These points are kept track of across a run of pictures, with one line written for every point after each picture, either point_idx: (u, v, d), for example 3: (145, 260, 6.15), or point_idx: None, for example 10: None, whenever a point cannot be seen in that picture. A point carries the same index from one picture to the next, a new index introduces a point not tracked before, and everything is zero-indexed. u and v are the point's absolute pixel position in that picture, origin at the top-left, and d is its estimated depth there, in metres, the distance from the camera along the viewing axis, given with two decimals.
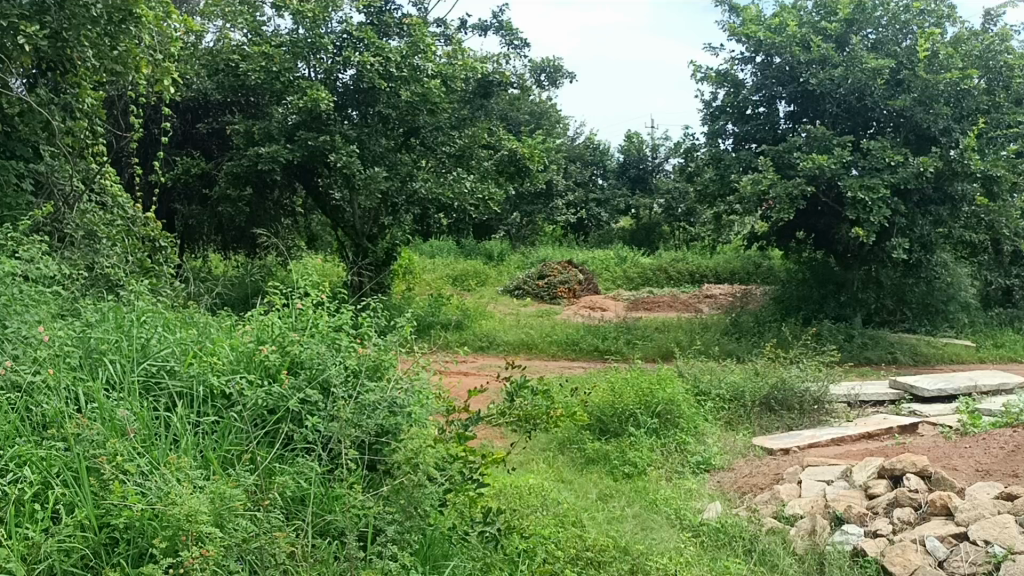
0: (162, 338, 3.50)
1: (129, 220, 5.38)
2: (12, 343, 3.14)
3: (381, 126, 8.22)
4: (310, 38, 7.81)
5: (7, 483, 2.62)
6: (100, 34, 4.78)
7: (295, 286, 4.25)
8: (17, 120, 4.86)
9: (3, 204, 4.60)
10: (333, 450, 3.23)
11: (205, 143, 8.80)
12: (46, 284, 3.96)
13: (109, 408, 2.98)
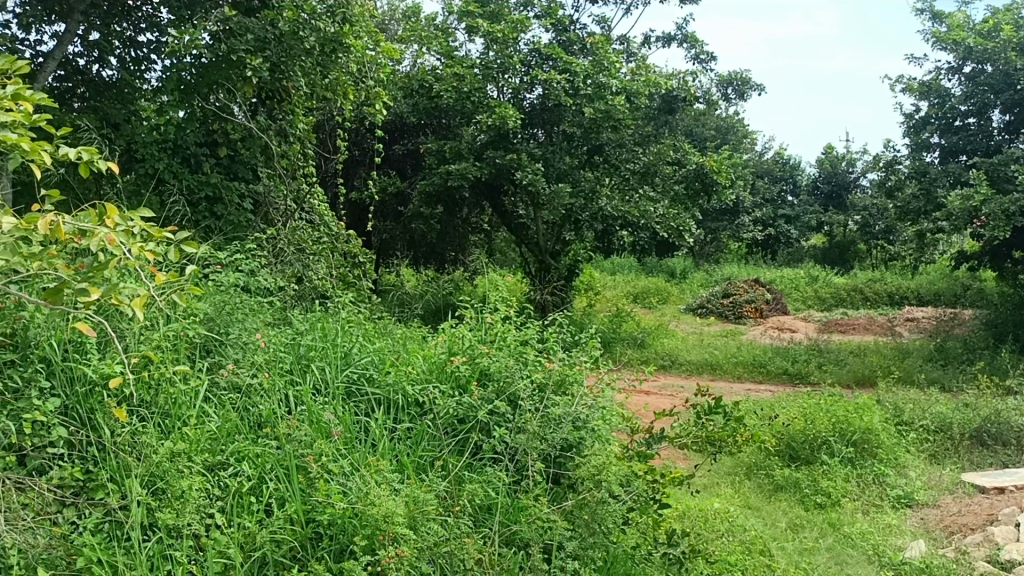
0: (363, 348, 3.72)
1: (334, 237, 5.75)
2: (234, 347, 3.43)
3: (565, 144, 8.41)
4: (500, 59, 8.04)
5: (228, 475, 2.86)
6: (314, 64, 5.10)
7: (485, 300, 4.39)
8: (239, 146, 5.30)
9: (225, 222, 5.04)
10: (520, 462, 3.30)
11: (401, 163, 9.27)
12: (262, 295, 4.31)
13: (316, 411, 3.19)
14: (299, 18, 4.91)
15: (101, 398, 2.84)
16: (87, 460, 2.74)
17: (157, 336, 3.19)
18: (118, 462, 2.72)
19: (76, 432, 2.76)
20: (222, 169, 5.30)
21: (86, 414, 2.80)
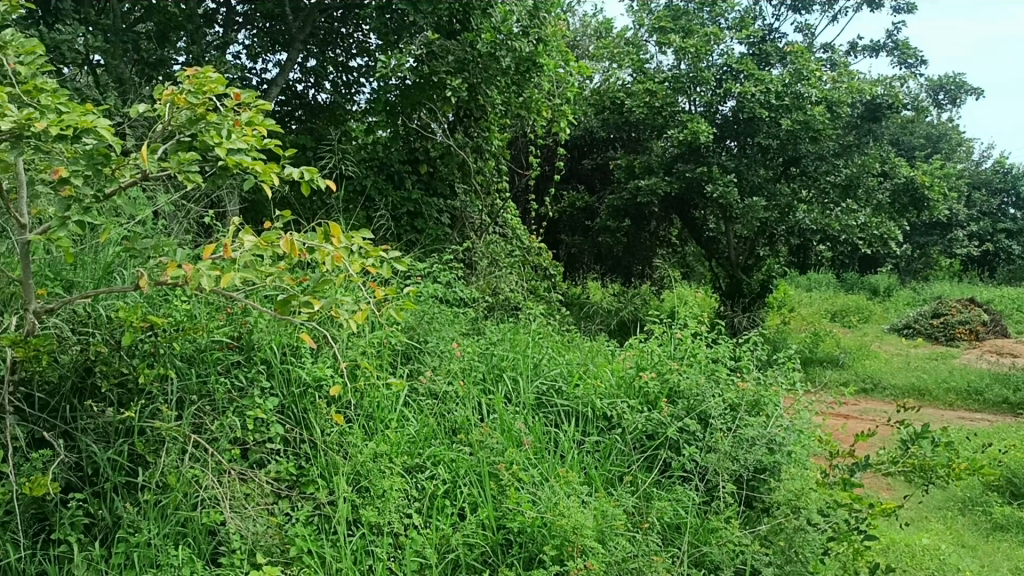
0: (552, 360, 3.79)
1: (525, 250, 5.87)
2: (431, 355, 3.59)
3: (760, 156, 8.04)
4: (691, 72, 7.93)
5: (425, 478, 2.98)
6: (510, 83, 5.30)
7: (676, 315, 4.33)
8: (439, 162, 5.57)
9: (425, 235, 5.31)
10: (710, 482, 3.21)
11: (590, 178, 9.34)
12: (458, 306, 4.48)
13: (507, 420, 3.28)
14: (496, 40, 5.09)
15: (313, 399, 3.07)
16: (301, 456, 2.94)
17: (363, 342, 3.40)
18: (327, 460, 2.90)
19: (292, 430, 2.99)
20: (423, 185, 5.58)
21: (300, 414, 3.03)
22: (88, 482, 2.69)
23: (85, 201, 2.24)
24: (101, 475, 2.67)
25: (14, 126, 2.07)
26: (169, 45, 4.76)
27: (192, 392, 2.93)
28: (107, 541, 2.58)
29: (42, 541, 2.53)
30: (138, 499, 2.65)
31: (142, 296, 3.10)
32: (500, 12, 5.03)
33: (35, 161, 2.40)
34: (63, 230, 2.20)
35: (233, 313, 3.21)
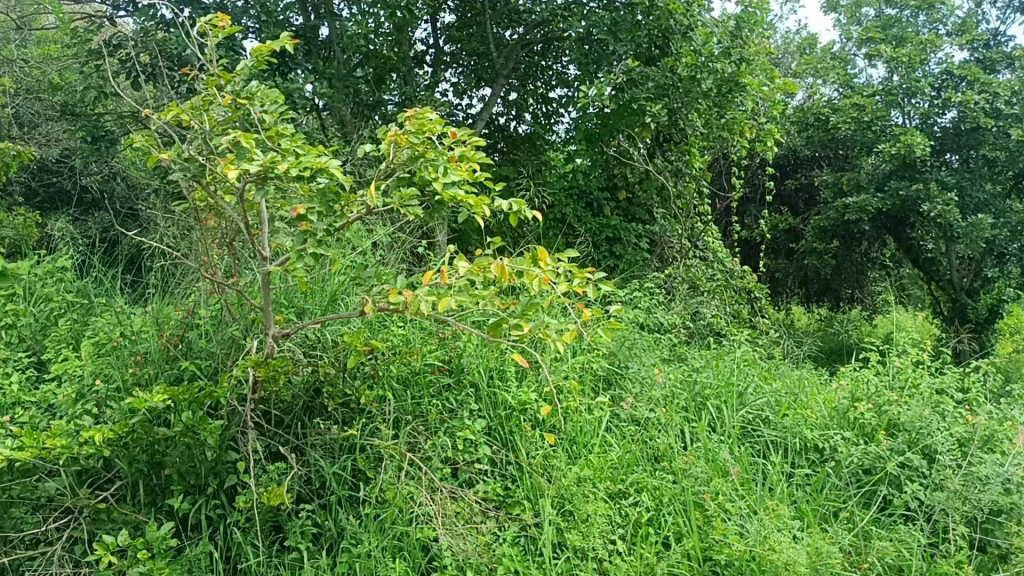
0: (758, 388, 3.70)
1: (727, 274, 5.71)
2: (634, 381, 3.61)
3: (986, 170, 7.36)
4: (905, 83, 7.44)
5: (629, 504, 2.97)
6: (711, 105, 5.25)
7: (894, 342, 4.07)
8: (637, 188, 5.60)
9: (624, 260, 5.34)
10: (938, 523, 2.97)
11: (793, 199, 9.01)
12: (658, 332, 4.44)
13: (712, 449, 3.22)
14: (697, 62, 5.02)
15: (518, 422, 3.18)
16: (508, 477, 3.03)
17: (565, 367, 3.49)
18: (532, 482, 2.96)
19: (498, 451, 3.09)
20: (621, 211, 5.65)
21: (506, 436, 3.14)
22: (315, 495, 2.88)
23: (319, 235, 2.43)
24: (327, 488, 2.88)
25: (260, 168, 2.30)
26: (384, 87, 5.14)
27: (407, 412, 3.11)
28: (333, 551, 2.75)
29: (277, 547, 2.74)
30: (360, 512, 2.81)
31: (363, 322, 3.35)
32: (701, 33, 5.03)
33: (276, 200, 2.65)
34: (300, 261, 2.40)
35: (444, 337, 3.42)
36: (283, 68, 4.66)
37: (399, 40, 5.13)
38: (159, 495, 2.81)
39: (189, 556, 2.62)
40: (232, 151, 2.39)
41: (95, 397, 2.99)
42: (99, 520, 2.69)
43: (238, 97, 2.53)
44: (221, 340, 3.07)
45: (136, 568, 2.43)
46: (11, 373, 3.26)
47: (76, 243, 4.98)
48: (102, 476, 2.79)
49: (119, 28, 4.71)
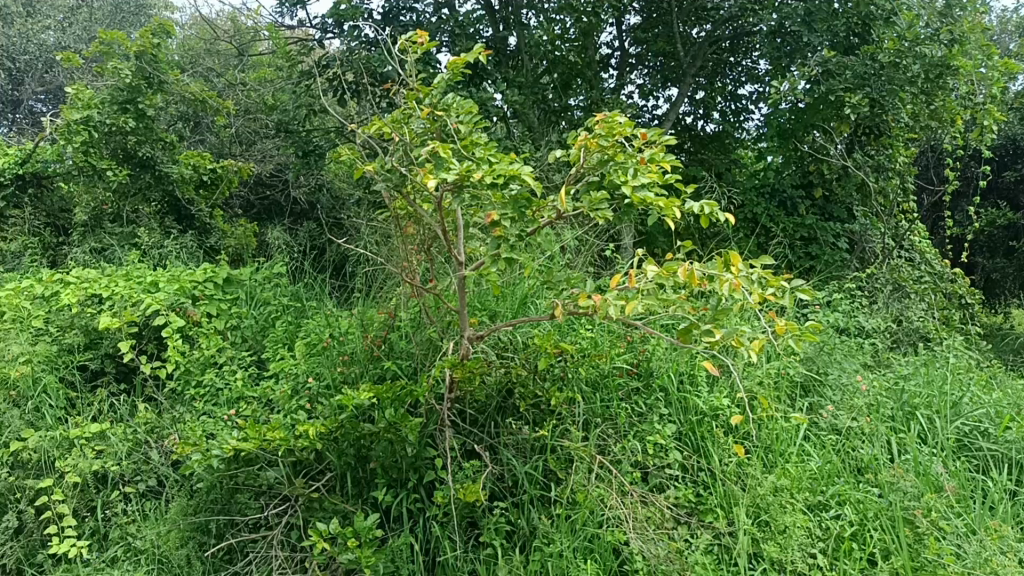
0: (975, 398, 3.42)
1: (937, 275, 5.28)
2: (834, 389, 3.44)
3: None
4: None
5: (830, 518, 2.83)
6: (917, 93, 4.85)
7: None
8: (835, 185, 5.37)
9: (821, 261, 5.12)
10: None
11: (1012, 193, 8.27)
12: (860, 336, 4.21)
13: (923, 463, 3.01)
14: (901, 47, 4.70)
15: (710, 427, 3.12)
16: (700, 484, 2.97)
17: (760, 373, 3.39)
18: (726, 490, 2.89)
19: (690, 457, 3.04)
20: (817, 210, 5.43)
21: (698, 441, 3.09)
22: (508, 493, 2.95)
23: (511, 241, 2.49)
24: (520, 486, 2.94)
25: (456, 177, 2.39)
26: (571, 92, 5.20)
27: (596, 415, 3.14)
28: (526, 549, 2.81)
29: (472, 542, 2.83)
30: (552, 512, 2.85)
31: (553, 325, 3.41)
32: (905, 17, 4.78)
33: (470, 207, 2.74)
34: (494, 266, 2.48)
35: (632, 341, 3.41)
36: (476, 78, 4.85)
37: (585, 46, 5.19)
38: (365, 488, 2.98)
39: (392, 546, 2.76)
40: (430, 161, 2.50)
41: (309, 393, 3.23)
42: (312, 508, 2.90)
43: (435, 109, 2.64)
44: (419, 341, 3.23)
45: (346, 555, 2.59)
46: (237, 371, 3.58)
47: (289, 251, 5.39)
48: (315, 467, 3.00)
49: (326, 49, 5.05)
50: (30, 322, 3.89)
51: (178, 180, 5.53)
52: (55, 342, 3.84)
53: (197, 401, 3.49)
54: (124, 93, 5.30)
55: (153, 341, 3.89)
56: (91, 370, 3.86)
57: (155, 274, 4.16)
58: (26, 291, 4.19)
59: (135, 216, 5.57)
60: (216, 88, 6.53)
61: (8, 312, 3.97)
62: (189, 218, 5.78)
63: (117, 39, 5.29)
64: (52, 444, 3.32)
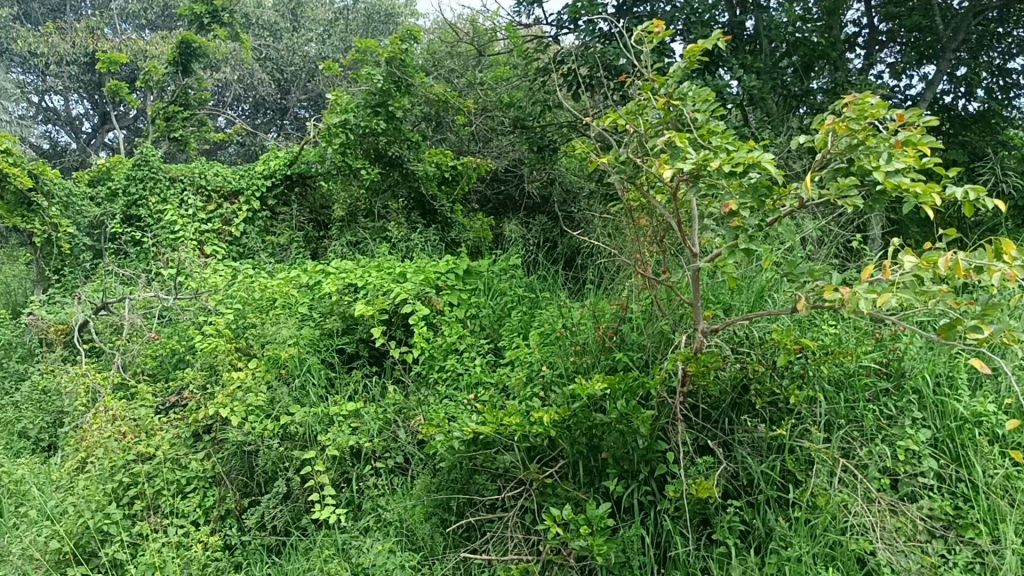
0: None
1: None
2: None
3: None
4: None
5: None
6: None
7: None
8: None
9: None
10: None
11: None
12: None
13: None
14: None
15: (972, 435, 2.85)
16: (959, 496, 2.72)
17: None
18: (989, 505, 2.63)
19: (947, 466, 2.80)
20: None
21: (958, 449, 2.84)
22: (743, 492, 2.86)
23: (750, 232, 2.40)
24: (755, 486, 2.85)
25: (694, 167, 2.35)
26: (813, 75, 4.89)
27: (840, 416, 2.96)
28: (761, 551, 2.72)
29: (704, 539, 2.78)
30: (790, 515, 2.74)
31: (793, 320, 3.27)
32: None
33: (705, 198, 2.69)
34: (731, 257, 2.41)
35: (882, 338, 3.22)
36: (712, 65, 4.76)
37: (830, 25, 4.92)
38: (596, 476, 3.01)
39: (623, 537, 2.78)
40: (666, 152, 2.47)
41: (543, 381, 3.31)
42: (546, 494, 2.98)
43: (672, 100, 2.61)
44: (652, 333, 3.21)
45: (578, 542, 2.64)
46: (476, 357, 3.75)
47: (523, 243, 5.56)
48: (548, 454, 3.07)
49: (561, 45, 5.17)
50: (297, 308, 4.31)
51: (422, 177, 5.88)
52: (318, 326, 4.23)
53: (440, 385, 3.71)
54: (377, 96, 5.71)
55: (401, 327, 4.17)
56: (347, 352, 4.21)
57: (403, 265, 4.46)
58: (293, 281, 4.65)
59: (385, 211, 5.99)
60: (457, 88, 6.87)
61: (279, 299, 4.42)
62: (432, 212, 6.13)
63: (371, 47, 5.74)
64: (315, 420, 3.65)
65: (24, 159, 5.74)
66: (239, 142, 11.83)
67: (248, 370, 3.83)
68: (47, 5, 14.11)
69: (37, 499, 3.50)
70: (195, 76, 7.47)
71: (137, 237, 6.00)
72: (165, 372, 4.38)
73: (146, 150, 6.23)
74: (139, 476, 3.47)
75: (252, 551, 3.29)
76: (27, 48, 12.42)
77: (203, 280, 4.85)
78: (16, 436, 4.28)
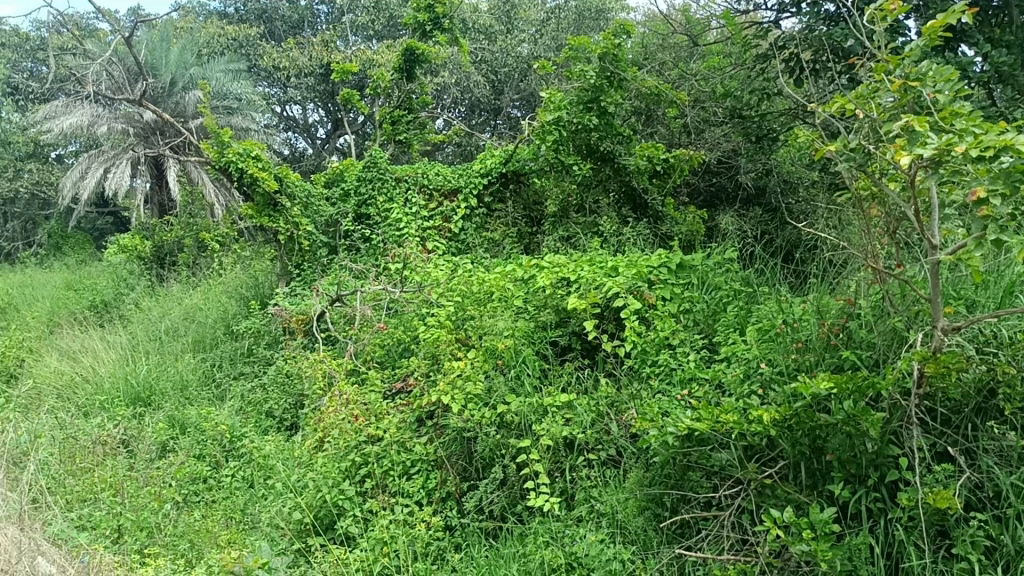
0: None
1: None
2: None
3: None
4: None
5: None
6: None
7: None
8: None
9: None
10: None
11: None
12: None
13: None
14: None
15: None
16: None
17: None
18: None
19: None
20: None
21: None
22: (989, 504, 2.63)
23: (1003, 220, 2.17)
24: (1002, 499, 2.60)
25: (935, 152, 2.19)
26: None
27: None
28: (1009, 570, 2.48)
29: (942, 553, 2.58)
30: None
31: None
32: None
33: (947, 185, 2.47)
34: (979, 249, 2.21)
35: None
36: (953, 42, 4.38)
37: None
38: (820, 479, 2.86)
39: (849, 544, 2.65)
40: (903, 137, 2.32)
41: (761, 378, 3.20)
42: (765, 495, 2.89)
43: (908, 80, 2.44)
44: (882, 331, 3.03)
45: (800, 546, 2.55)
46: (690, 352, 3.69)
47: (739, 237, 5.41)
48: (767, 454, 2.96)
49: (782, 31, 4.97)
50: (513, 301, 4.44)
51: (634, 171, 5.91)
52: (532, 319, 4.33)
53: (653, 379, 3.68)
54: (589, 92, 5.78)
55: (613, 321, 4.18)
56: (561, 345, 4.28)
57: (615, 259, 4.46)
58: (510, 274, 4.78)
59: (597, 206, 6.06)
60: (669, 80, 6.72)
61: (496, 292, 4.57)
62: (643, 207, 6.13)
63: (584, 44, 5.80)
64: (530, 410, 3.72)
65: (272, 164, 6.32)
66: (457, 143, 12.37)
67: (467, 360, 3.99)
68: (289, 22, 15.32)
69: (283, 473, 3.89)
70: (418, 81, 7.85)
71: (366, 234, 6.44)
72: (392, 360, 4.68)
73: (375, 153, 6.59)
74: (370, 456, 3.77)
75: (471, 533, 3.46)
76: (272, 64, 13.74)
77: (426, 274, 5.12)
78: (265, 415, 4.75)
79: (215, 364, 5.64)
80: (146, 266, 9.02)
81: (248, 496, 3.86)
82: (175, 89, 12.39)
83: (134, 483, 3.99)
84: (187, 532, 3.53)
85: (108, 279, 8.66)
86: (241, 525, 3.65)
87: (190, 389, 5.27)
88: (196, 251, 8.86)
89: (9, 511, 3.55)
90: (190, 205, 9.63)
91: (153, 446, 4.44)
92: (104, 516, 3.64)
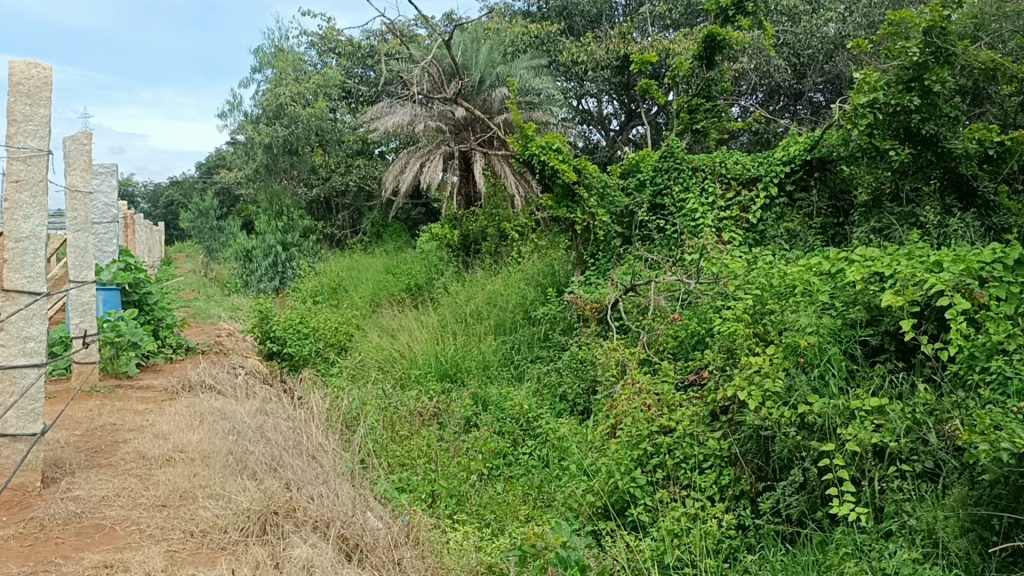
0: None
1: None
2: None
3: None
4: None
5: None
6: None
7: None
8: None
9: None
10: None
11: None
12: None
13: None
14: None
15: None
16: None
17: None
18: None
19: None
20: None
21: None
22: None
23: None
24: None
25: None
26: None
27: None
28: None
29: None
30: None
31: None
32: None
33: None
34: None
35: None
36: None
37: None
38: None
39: None
40: None
41: None
42: None
43: None
44: None
45: None
46: None
47: None
48: None
49: None
50: (818, 295, 4.19)
51: (962, 156, 5.38)
52: (840, 316, 4.06)
53: (982, 388, 3.31)
54: (911, 71, 5.39)
55: (935, 321, 3.82)
56: (871, 345, 3.99)
57: (939, 254, 4.06)
58: (816, 267, 4.51)
59: (915, 194, 5.52)
60: (1008, 52, 5.98)
61: (799, 285, 4.34)
62: (971, 194, 5.52)
63: (907, 18, 5.43)
64: (835, 412, 3.49)
65: (572, 156, 6.52)
66: (754, 131, 12.02)
67: (766, 356, 3.82)
68: (588, 16, 15.72)
69: (577, 455, 4.01)
70: (718, 68, 7.67)
71: (661, 224, 6.38)
72: (686, 352, 4.67)
73: (672, 143, 6.54)
74: (663, 446, 3.75)
75: (765, 535, 3.35)
76: (571, 58, 14.18)
77: (724, 265, 5.01)
78: (559, 398, 4.94)
79: (515, 347, 5.96)
80: (454, 253, 9.75)
81: (543, 474, 4.03)
82: (484, 88, 13.22)
83: (444, 453, 4.33)
84: (491, 503, 3.78)
85: (421, 265, 9.44)
86: (538, 502, 3.81)
87: (492, 368, 5.62)
88: (498, 240, 9.36)
89: (344, 469, 4.02)
90: (493, 195, 10.22)
91: (461, 420, 4.78)
92: (420, 481, 3.99)
